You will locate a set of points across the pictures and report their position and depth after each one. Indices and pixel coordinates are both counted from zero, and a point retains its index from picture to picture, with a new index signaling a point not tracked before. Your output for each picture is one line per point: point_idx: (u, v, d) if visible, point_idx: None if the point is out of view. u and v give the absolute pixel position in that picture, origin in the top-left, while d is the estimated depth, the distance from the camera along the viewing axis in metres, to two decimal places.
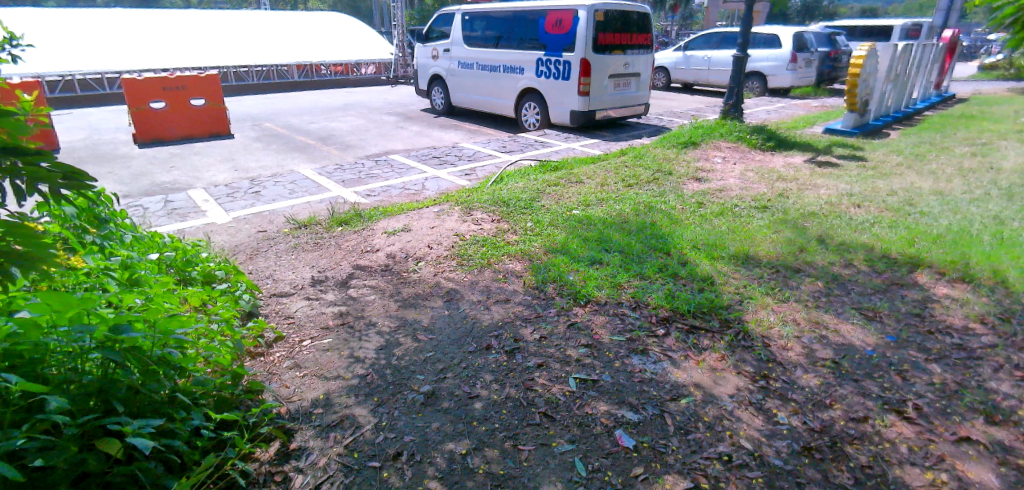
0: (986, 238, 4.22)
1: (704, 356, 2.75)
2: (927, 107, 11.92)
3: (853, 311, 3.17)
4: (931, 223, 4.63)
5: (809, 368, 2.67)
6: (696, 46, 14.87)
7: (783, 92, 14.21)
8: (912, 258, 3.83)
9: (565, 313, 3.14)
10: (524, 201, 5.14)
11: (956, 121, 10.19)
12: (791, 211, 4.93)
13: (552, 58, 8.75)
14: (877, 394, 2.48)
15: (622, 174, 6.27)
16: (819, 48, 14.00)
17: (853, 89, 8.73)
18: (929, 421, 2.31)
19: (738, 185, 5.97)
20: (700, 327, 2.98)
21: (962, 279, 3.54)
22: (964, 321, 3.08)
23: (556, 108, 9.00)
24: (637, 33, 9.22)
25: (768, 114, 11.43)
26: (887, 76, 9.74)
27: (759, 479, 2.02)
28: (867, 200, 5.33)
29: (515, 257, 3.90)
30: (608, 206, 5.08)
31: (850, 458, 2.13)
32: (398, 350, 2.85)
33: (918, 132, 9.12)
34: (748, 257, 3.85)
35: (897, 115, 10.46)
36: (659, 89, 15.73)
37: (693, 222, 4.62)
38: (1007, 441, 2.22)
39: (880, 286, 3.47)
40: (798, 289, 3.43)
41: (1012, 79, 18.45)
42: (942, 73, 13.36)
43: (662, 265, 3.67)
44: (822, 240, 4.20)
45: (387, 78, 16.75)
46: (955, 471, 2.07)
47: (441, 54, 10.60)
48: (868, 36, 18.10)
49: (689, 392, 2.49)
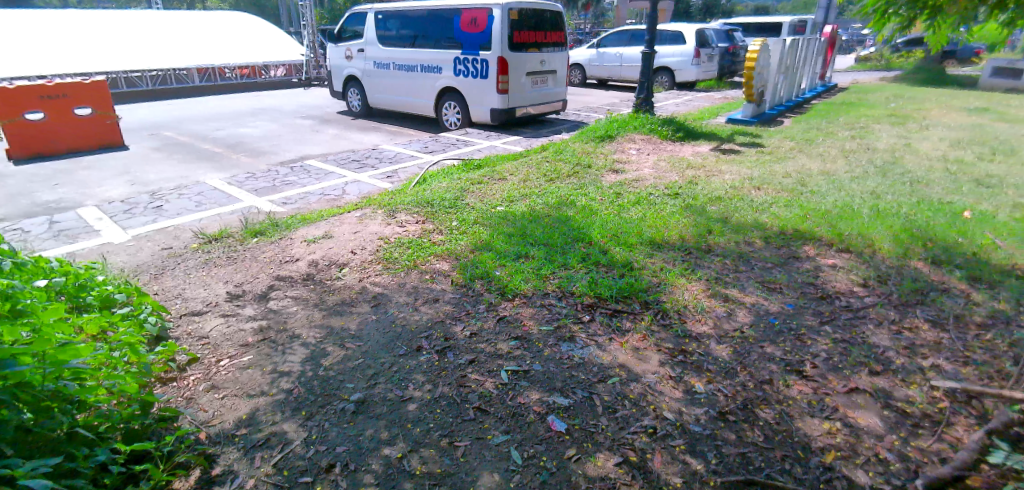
0: (866, 211, 4.71)
1: (627, 338, 2.88)
2: (814, 96, 13.05)
3: (756, 284, 3.44)
4: (820, 200, 5.11)
5: (721, 339, 2.88)
6: (608, 43, 15.41)
7: (689, 86, 15.07)
8: (805, 234, 4.21)
9: (494, 308, 3.18)
10: (448, 201, 5.14)
11: (839, 108, 11.23)
12: (700, 196, 5.26)
13: (470, 56, 8.77)
14: (779, 358, 2.71)
15: (544, 169, 6.41)
16: (719, 43, 14.97)
17: (750, 81, 9.41)
18: (824, 378, 2.56)
19: (652, 174, 6.28)
20: (622, 311, 3.13)
21: (846, 249, 3.94)
22: (849, 285, 3.44)
23: (476, 106, 9.03)
24: (552, 32, 9.41)
25: (677, 107, 12.08)
26: (779, 68, 10.57)
27: (682, 447, 2.16)
28: (765, 183, 5.79)
29: (441, 257, 3.89)
30: (531, 200, 5.19)
31: (759, 417, 2.31)
32: (326, 361, 2.77)
33: (807, 120, 10.00)
34: (663, 242, 4.08)
35: (789, 104, 11.39)
36: (576, 85, 16.18)
37: (612, 211, 4.82)
38: (888, 387, 2.51)
39: (779, 260, 3.79)
40: (708, 267, 3.67)
41: (883, 69, 20.65)
42: (825, 65, 14.66)
43: (585, 255, 3.80)
44: (726, 221, 4.52)
45: (298, 79, 16.05)
46: (846, 419, 2.31)
47: (355, 55, 10.32)
48: (761, 32, 19.57)
49: (615, 372, 2.60)
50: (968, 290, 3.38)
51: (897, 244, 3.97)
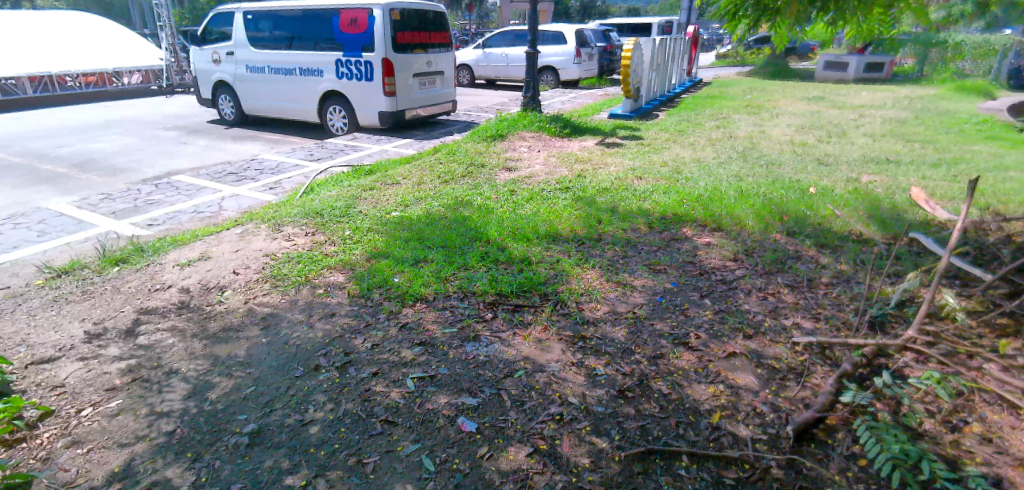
0: (732, 193, 5.21)
1: (530, 331, 2.95)
2: (683, 91, 14.19)
3: (644, 268, 3.67)
4: (693, 185, 5.58)
5: (615, 322, 3.04)
6: (493, 43, 15.63)
7: (573, 84, 15.73)
8: (683, 217, 4.57)
9: (395, 317, 3.10)
10: (339, 209, 4.93)
11: (705, 101, 12.30)
12: (588, 188, 5.51)
13: (352, 58, 8.47)
14: (668, 333, 2.92)
15: (437, 171, 6.37)
16: (597, 42, 15.77)
17: (626, 78, 10.02)
18: (707, 346, 2.80)
19: (543, 170, 6.48)
20: (523, 305, 3.19)
21: (718, 229, 4.34)
22: (723, 260, 3.79)
23: (362, 110, 8.74)
24: (436, 32, 9.34)
25: (563, 104, 12.56)
26: (651, 65, 11.36)
27: (588, 429, 2.25)
28: (646, 172, 6.21)
29: (335, 268, 3.73)
30: (426, 203, 5.13)
31: (654, 390, 2.48)
32: (212, 393, 2.54)
33: (679, 112, 10.85)
34: (558, 234, 4.22)
35: (662, 98, 12.28)
36: (464, 85, 16.23)
37: (507, 209, 4.90)
38: (759, 348, 2.80)
39: (662, 243, 4.08)
40: (600, 256, 3.86)
41: (739, 65, 22.98)
42: (691, 62, 15.99)
43: (483, 253, 3.83)
44: (613, 211, 4.78)
45: (158, 87, 14.52)
46: (727, 380, 2.54)
47: (224, 58, 9.55)
48: (634, 32, 20.92)
49: (520, 366, 2.65)
50: (817, 255, 3.86)
51: (759, 220, 4.44)
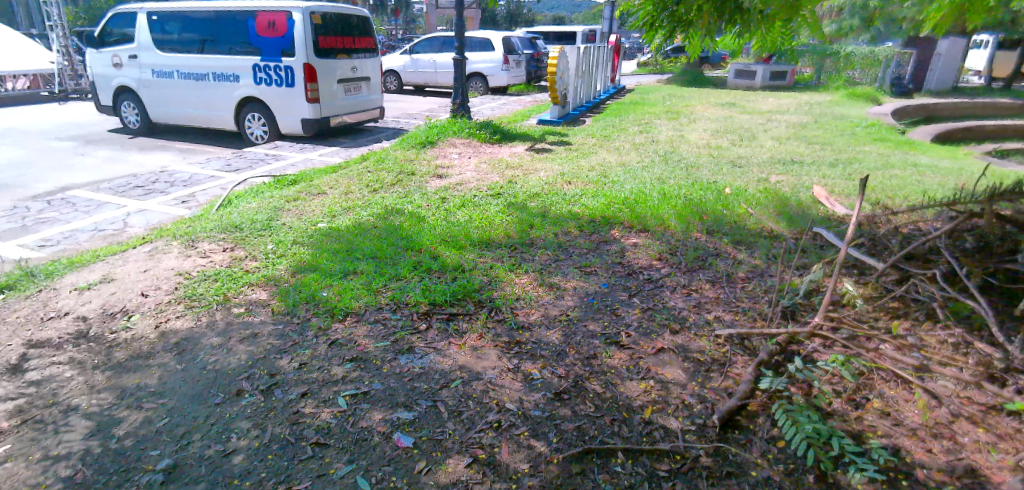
0: (656, 195, 5.44)
1: (465, 339, 2.93)
2: (608, 97, 14.68)
3: (575, 270, 3.75)
4: (620, 188, 5.77)
5: (550, 325, 3.08)
6: (420, 49, 15.47)
7: (502, 91, 15.87)
8: (611, 220, 4.71)
9: (324, 333, 2.98)
10: (260, 222, 4.69)
11: (628, 107, 12.79)
12: (519, 194, 5.57)
13: (270, 63, 8.11)
14: (600, 333, 3.00)
15: (365, 179, 6.21)
16: (524, 50, 16.01)
17: (553, 85, 10.23)
18: (637, 344, 2.90)
19: (474, 177, 6.47)
20: (457, 314, 3.17)
21: (644, 230, 4.51)
22: (649, 260, 3.94)
23: (283, 117, 8.37)
24: (360, 37, 9.12)
25: (492, 111, 12.64)
26: (577, 72, 11.66)
27: (526, 434, 2.26)
28: (575, 177, 6.36)
29: (257, 285, 3.53)
30: (355, 213, 4.98)
31: (589, 390, 2.53)
32: (119, 429, 2.32)
33: (604, 118, 11.20)
34: (490, 240, 4.23)
35: (588, 105, 12.64)
36: (392, 92, 15.95)
37: (439, 216, 4.85)
38: (685, 343, 2.93)
39: (592, 245, 4.19)
40: (532, 260, 3.90)
41: (659, 73, 24.11)
42: (614, 70, 16.58)
43: (416, 263, 3.77)
44: (544, 215, 4.85)
45: (48, 93, 13.22)
46: (657, 376, 2.64)
47: (126, 62, 8.86)
48: (559, 40, 21.46)
49: (457, 375, 2.63)
50: (734, 252, 4.10)
51: (681, 220, 4.66)
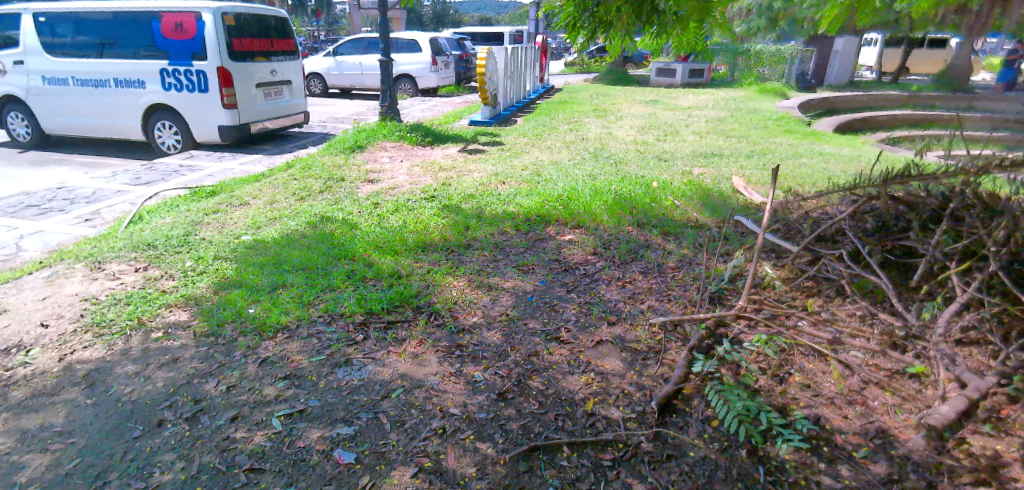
0: (588, 191, 5.57)
1: (405, 347, 2.87)
2: (538, 97, 14.87)
3: (513, 269, 3.77)
4: (553, 186, 5.86)
5: (490, 326, 3.08)
6: (345, 51, 15.02)
7: (431, 92, 15.71)
8: (546, 217, 4.78)
9: (253, 352, 2.82)
10: (177, 238, 4.39)
11: (558, 106, 13.02)
12: (454, 196, 5.53)
13: (180, 67, 7.60)
14: (540, 330, 3.03)
15: (291, 187, 5.95)
16: (452, 51, 15.93)
17: (483, 85, 10.23)
18: (576, 339, 2.95)
19: (407, 180, 6.36)
20: (396, 321, 3.10)
21: (578, 226, 4.60)
22: (584, 255, 4.03)
23: (198, 125, 7.87)
24: (279, 39, 8.72)
25: (423, 113, 12.48)
26: (506, 73, 11.72)
27: (471, 437, 2.24)
28: (509, 177, 6.39)
29: (176, 306, 3.30)
30: (282, 223, 4.76)
31: (532, 388, 2.55)
32: (20, 476, 2.09)
33: (535, 118, 11.35)
34: (426, 244, 4.18)
35: (519, 104, 12.75)
36: (316, 95, 15.40)
37: (371, 222, 4.73)
38: (622, 334, 3.01)
39: (528, 244, 4.23)
40: (470, 262, 3.89)
41: (586, 72, 24.74)
42: (543, 70, 16.83)
43: (350, 272, 3.65)
44: (480, 216, 4.84)
45: None
46: (597, 368, 2.70)
47: (11, 69, 8.03)
48: (487, 40, 21.54)
49: (397, 384, 2.57)
50: (663, 243, 4.27)
51: (613, 215, 4.80)
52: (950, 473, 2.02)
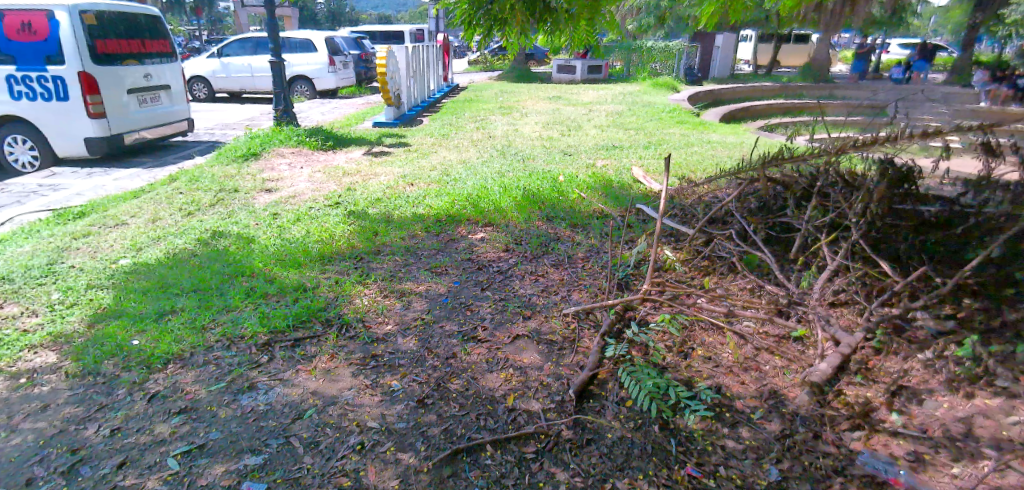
0: (497, 189, 5.61)
1: (315, 363, 2.74)
2: (442, 96, 14.76)
3: (426, 272, 3.72)
4: (463, 185, 5.84)
5: (405, 332, 3.01)
6: (230, 52, 14.01)
7: (331, 93, 15.09)
8: (456, 217, 4.75)
9: (141, 388, 2.56)
10: (38, 269, 3.87)
11: (463, 105, 12.99)
12: (360, 201, 5.34)
13: (32, 73, 6.72)
14: (457, 331, 3.01)
15: (177, 202, 5.45)
16: (350, 50, 15.39)
17: (384, 85, 9.96)
18: (493, 336, 2.97)
19: (308, 187, 6.06)
20: (304, 338, 2.95)
21: (490, 224, 4.62)
22: (497, 252, 4.06)
23: (59, 138, 7.00)
24: (151, 40, 7.96)
25: (323, 116, 11.94)
26: (408, 72, 11.49)
27: (392, 450, 2.18)
28: (417, 178, 6.28)
29: (42, 347, 2.91)
30: (167, 242, 4.36)
31: (452, 391, 2.52)
32: None
33: (440, 117, 11.24)
34: (332, 253, 4.01)
35: (424, 104, 12.57)
36: (202, 100, 14.24)
37: (271, 234, 4.46)
38: (538, 327, 3.07)
39: (440, 245, 4.19)
40: (380, 268, 3.78)
41: (489, 70, 24.92)
42: (446, 68, 16.69)
43: (249, 289, 3.42)
44: (388, 220, 4.72)
45: None
46: (515, 364, 2.73)
47: None
48: (386, 39, 21.06)
49: (309, 403, 2.44)
50: (572, 235, 4.40)
51: (523, 211, 4.86)
52: (831, 423, 2.26)
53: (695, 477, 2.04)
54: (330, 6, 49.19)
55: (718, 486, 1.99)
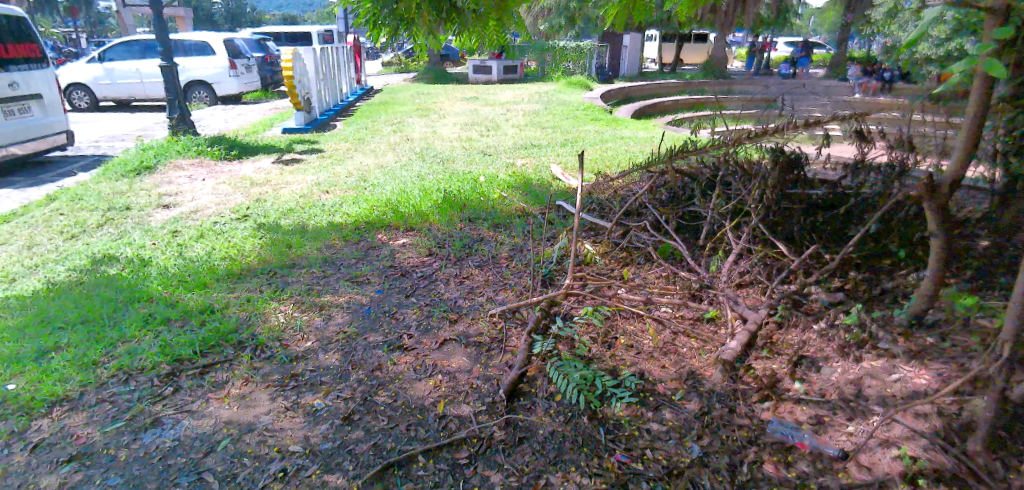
0: (417, 192, 5.52)
1: (228, 390, 2.56)
2: (356, 99, 14.33)
3: (346, 283, 3.59)
4: (381, 191, 5.70)
5: (327, 347, 2.89)
6: (114, 56, 12.78)
7: (234, 99, 14.23)
8: (376, 224, 4.62)
9: (21, 437, 2.28)
10: None
11: (378, 107, 12.68)
12: (271, 213, 5.06)
13: None
14: (382, 342, 2.93)
15: (56, 225, 4.89)
16: (253, 53, 14.56)
17: (292, 90, 9.51)
18: (420, 343, 2.91)
19: (212, 201, 5.66)
20: (214, 363, 2.75)
21: (411, 228, 4.54)
22: (419, 257, 3.99)
23: None
24: (18, 43, 7.09)
25: (227, 123, 11.21)
26: (317, 75, 11.04)
27: (318, 472, 2.08)
28: (332, 185, 6.05)
29: None
30: (47, 270, 3.91)
31: (379, 404, 2.44)
32: None
33: (355, 121, 10.90)
34: (242, 270, 3.77)
35: (336, 108, 12.13)
36: (83, 110, 12.90)
37: (171, 254, 4.12)
38: (465, 330, 3.05)
39: (359, 254, 4.06)
40: (296, 283, 3.60)
41: (404, 71, 24.53)
42: (359, 71, 16.22)
43: (148, 316, 3.13)
44: (303, 231, 4.51)
45: None
46: (443, 369, 2.69)
47: None
48: (293, 41, 20.19)
49: (223, 434, 2.28)
50: (495, 235, 4.41)
51: (444, 213, 4.82)
52: (744, 397, 2.42)
53: (624, 463, 2.10)
54: (227, 7, 46.25)
55: (645, 469, 2.07)
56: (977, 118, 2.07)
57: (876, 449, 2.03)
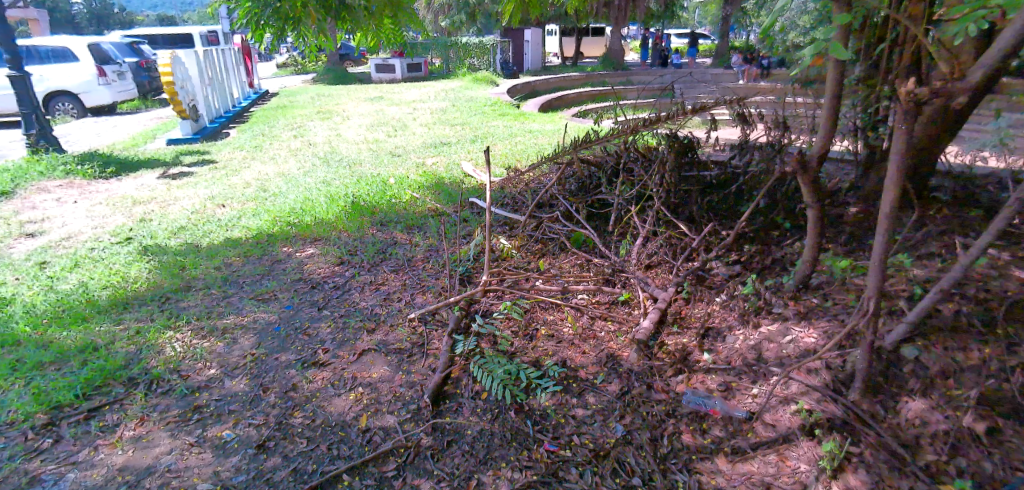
0: (322, 199, 5.28)
1: (120, 433, 2.31)
2: (250, 104, 13.45)
3: (250, 301, 3.36)
4: (282, 200, 5.38)
5: (232, 374, 2.68)
6: None
7: (107, 109, 12.87)
8: (280, 236, 4.36)
9: None
10: None
11: (275, 112, 11.99)
12: (158, 233, 4.62)
13: None
14: (296, 360, 2.77)
15: None
16: (126, 58, 13.23)
17: (174, 97, 8.73)
18: (337, 357, 2.78)
19: (87, 225, 5.07)
20: (102, 405, 2.47)
21: (319, 237, 4.33)
22: (330, 267, 3.81)
23: None
24: None
25: (100, 136, 10.12)
26: (202, 80, 10.21)
27: None
28: (228, 197, 5.64)
29: None
30: None
31: (297, 426, 2.31)
32: None
33: (250, 127, 10.23)
34: (128, 299, 3.41)
35: (227, 114, 11.30)
36: None
37: (38, 289, 3.64)
38: (384, 338, 2.95)
39: (264, 269, 3.82)
40: (193, 307, 3.31)
41: (301, 73, 23.39)
42: (250, 73, 15.23)
43: (14, 361, 2.75)
44: (197, 251, 4.16)
45: None
46: (363, 381, 2.59)
47: None
48: (171, 43, 18.57)
49: (118, 483, 2.05)
50: (408, 237, 4.31)
51: (353, 219, 4.65)
52: (659, 372, 2.54)
53: (553, 452, 2.14)
54: (90, 7, 41.64)
55: (573, 455, 2.12)
56: (835, 98, 2.29)
57: (778, 407, 2.21)
